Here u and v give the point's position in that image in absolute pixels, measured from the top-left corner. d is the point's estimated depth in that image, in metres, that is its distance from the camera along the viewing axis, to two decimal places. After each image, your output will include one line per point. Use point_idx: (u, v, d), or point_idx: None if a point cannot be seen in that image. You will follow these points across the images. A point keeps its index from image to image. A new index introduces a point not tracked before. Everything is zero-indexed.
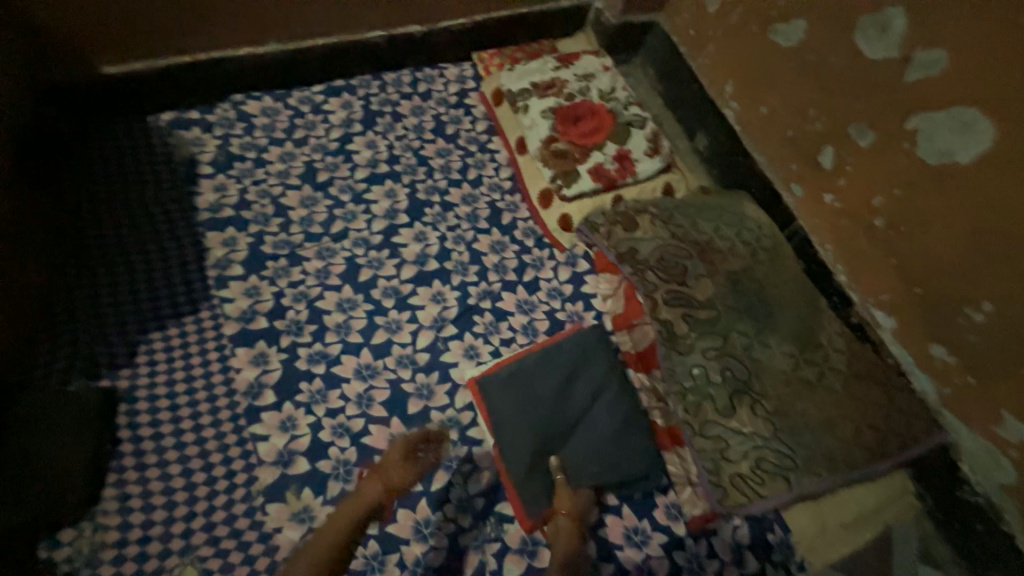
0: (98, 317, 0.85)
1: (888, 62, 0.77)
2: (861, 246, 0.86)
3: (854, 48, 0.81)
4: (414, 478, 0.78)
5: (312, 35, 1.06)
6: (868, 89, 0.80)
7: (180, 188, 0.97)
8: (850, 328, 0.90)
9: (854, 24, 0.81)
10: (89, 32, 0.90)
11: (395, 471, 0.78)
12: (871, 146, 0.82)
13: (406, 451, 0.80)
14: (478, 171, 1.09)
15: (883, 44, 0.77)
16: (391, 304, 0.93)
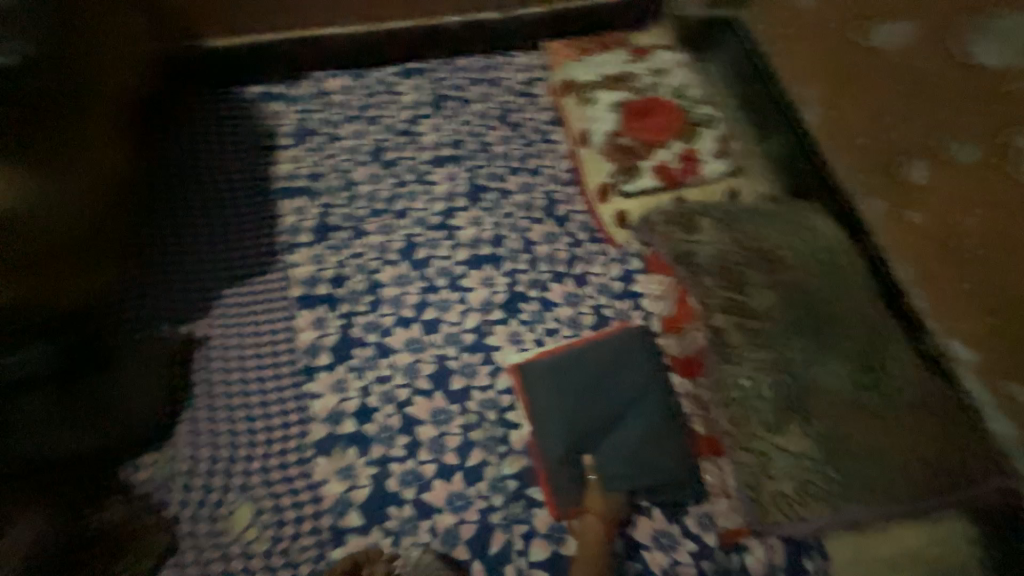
0: (185, 268, 0.94)
1: (998, 73, 0.75)
2: (943, 270, 0.81)
3: (966, 54, 0.78)
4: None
5: (394, 18, 1.10)
6: (973, 102, 0.77)
7: (262, 158, 1.05)
8: (923, 358, 0.83)
9: (966, 31, 0.78)
10: (202, 9, 1.00)
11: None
12: (970, 162, 0.78)
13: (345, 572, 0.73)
14: (538, 160, 1.10)
15: (1000, 52, 0.75)
16: (444, 284, 0.96)
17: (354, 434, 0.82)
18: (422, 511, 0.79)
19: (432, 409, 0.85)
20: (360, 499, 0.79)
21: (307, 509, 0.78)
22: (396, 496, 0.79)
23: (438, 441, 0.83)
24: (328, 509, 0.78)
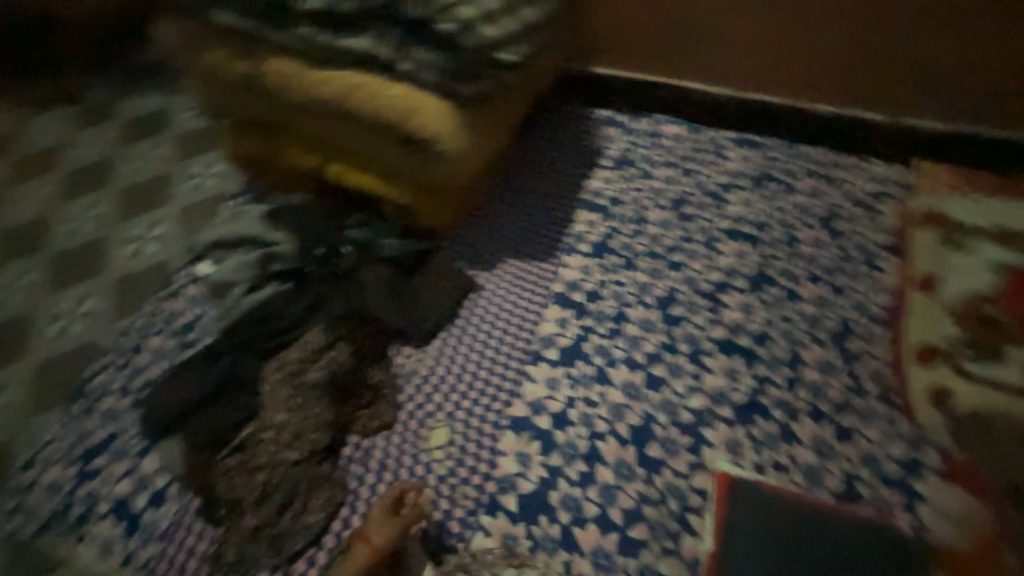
0: (494, 222, 1.11)
1: None
2: None
3: None
4: (398, 533, 0.75)
5: (762, 91, 1.16)
6: None
7: (586, 168, 1.19)
8: None
9: None
10: (608, 44, 1.19)
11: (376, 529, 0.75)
12: None
13: (389, 509, 0.76)
14: (848, 280, 0.97)
15: None
16: (685, 350, 0.92)
17: (547, 431, 0.87)
18: (566, 540, 0.78)
19: (620, 457, 0.83)
20: (523, 489, 0.82)
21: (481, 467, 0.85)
22: (552, 509, 0.80)
23: (611, 488, 0.81)
24: (497, 478, 0.84)
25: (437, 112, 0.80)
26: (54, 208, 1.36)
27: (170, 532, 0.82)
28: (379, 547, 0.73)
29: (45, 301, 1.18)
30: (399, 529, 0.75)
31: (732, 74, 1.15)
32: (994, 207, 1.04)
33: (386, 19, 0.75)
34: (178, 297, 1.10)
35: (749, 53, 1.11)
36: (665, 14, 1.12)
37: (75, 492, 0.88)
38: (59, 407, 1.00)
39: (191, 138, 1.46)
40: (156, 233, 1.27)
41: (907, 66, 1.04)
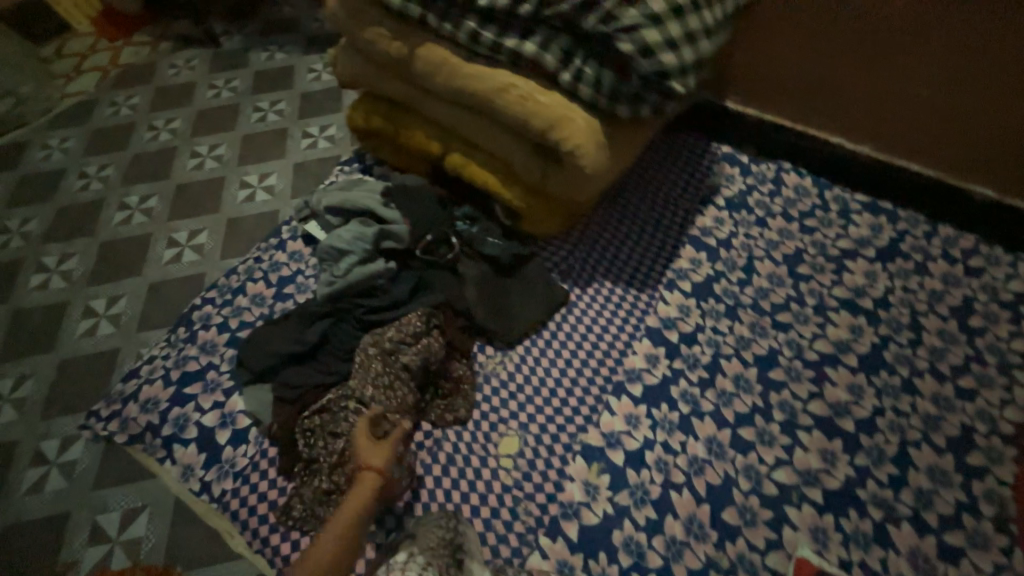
0: (596, 244, 1.09)
1: None
2: None
3: None
4: (392, 450, 0.77)
5: (912, 159, 1.06)
6: None
7: (695, 203, 1.14)
8: None
9: None
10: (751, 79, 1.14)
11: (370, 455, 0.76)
12: None
13: (373, 435, 0.78)
14: (976, 384, 0.89)
15: None
16: (779, 418, 0.87)
17: (620, 468, 0.85)
18: None
19: (693, 514, 0.80)
20: (586, 521, 0.81)
21: (546, 487, 0.84)
22: (614, 548, 0.79)
23: (680, 544, 0.78)
24: (562, 502, 0.82)
25: (585, 131, 0.77)
26: (182, 142, 1.45)
27: (245, 473, 0.86)
28: (382, 467, 0.74)
29: (165, 227, 1.26)
30: (388, 450, 0.77)
31: (886, 140, 1.06)
32: None
33: (561, 29, 0.73)
34: (282, 249, 1.14)
35: (907, 120, 1.01)
36: (833, 68, 1.03)
37: (167, 413, 0.94)
38: (167, 329, 1.08)
39: (310, 98, 1.52)
40: (267, 183, 1.32)
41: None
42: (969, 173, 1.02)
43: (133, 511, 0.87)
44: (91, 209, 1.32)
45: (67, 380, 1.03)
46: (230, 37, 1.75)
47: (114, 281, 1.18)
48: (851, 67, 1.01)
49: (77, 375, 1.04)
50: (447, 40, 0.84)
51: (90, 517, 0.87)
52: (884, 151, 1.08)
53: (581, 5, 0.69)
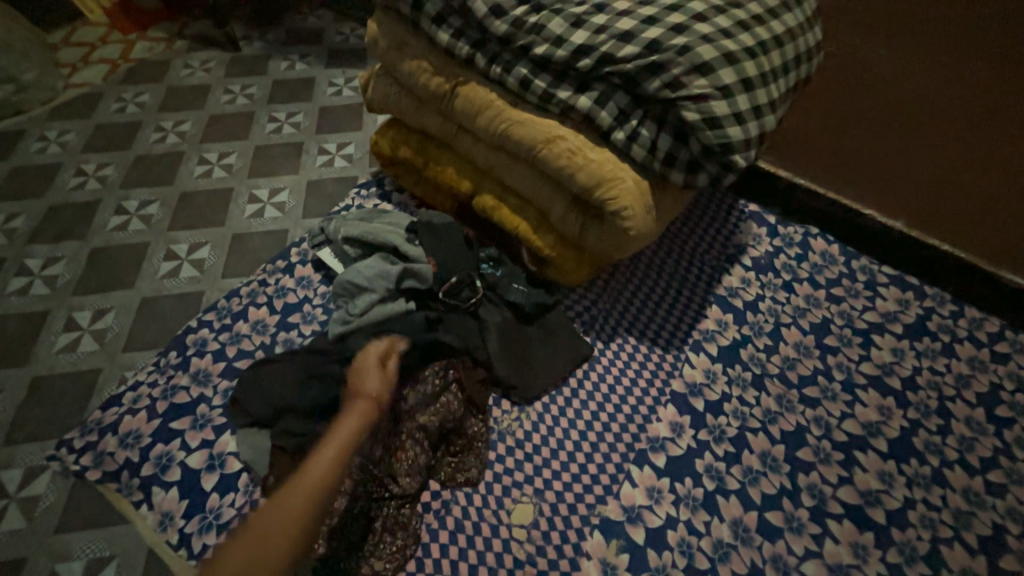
0: (619, 299, 1.05)
1: None
2: None
3: None
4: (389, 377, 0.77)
5: (942, 237, 1.04)
6: None
7: (721, 262, 1.12)
8: None
9: None
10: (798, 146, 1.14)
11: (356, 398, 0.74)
12: None
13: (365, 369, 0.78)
14: (1007, 481, 0.86)
15: None
16: (808, 504, 0.83)
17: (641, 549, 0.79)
18: None
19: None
20: None
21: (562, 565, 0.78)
22: None
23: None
24: None
25: (632, 191, 0.73)
26: (190, 147, 1.39)
27: (231, 527, 0.78)
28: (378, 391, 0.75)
29: (163, 237, 1.19)
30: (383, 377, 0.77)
31: (941, 226, 1.03)
32: None
33: (620, 87, 0.71)
34: (290, 273, 1.08)
35: (962, 203, 0.98)
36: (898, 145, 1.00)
37: (149, 450, 0.85)
38: (157, 351, 1.00)
39: (329, 113, 1.47)
40: (278, 199, 1.26)
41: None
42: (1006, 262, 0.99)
43: (99, 561, 0.78)
44: (86, 210, 1.24)
45: (40, 401, 0.94)
46: (250, 42, 1.70)
47: (102, 292, 1.09)
48: (922, 148, 0.97)
49: (51, 396, 0.95)
50: (494, 83, 0.81)
51: (48, 565, 0.78)
52: (928, 232, 1.05)
53: (644, 66, 0.67)
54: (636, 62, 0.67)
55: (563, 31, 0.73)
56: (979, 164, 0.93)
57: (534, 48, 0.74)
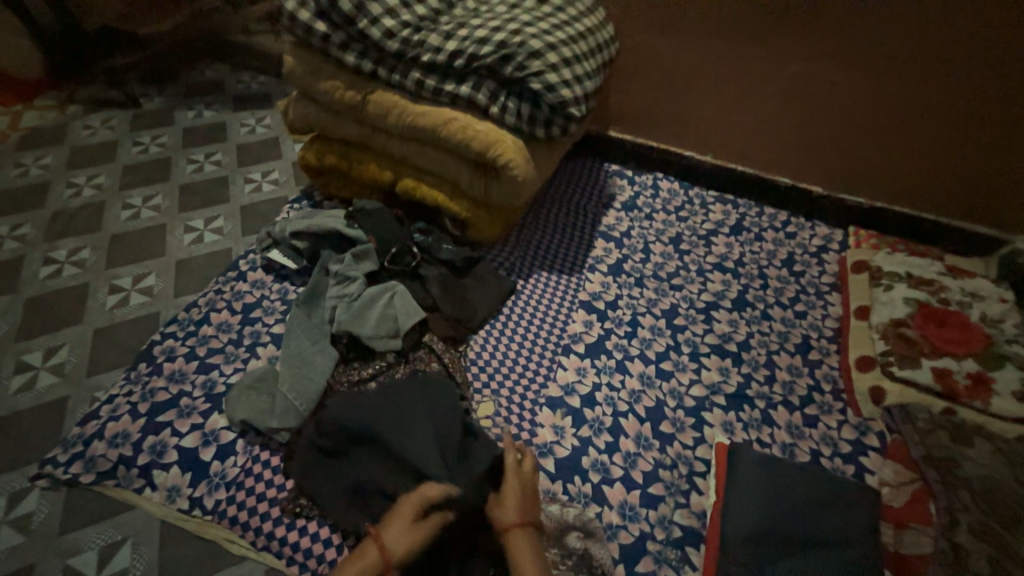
0: (527, 246, 1.33)
1: None
2: None
3: None
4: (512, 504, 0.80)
5: (765, 169, 1.43)
6: None
7: (599, 208, 1.45)
8: None
9: None
10: (656, 124, 1.47)
11: (513, 512, 0.80)
12: None
13: (533, 559, 0.75)
14: (806, 307, 1.25)
15: None
16: (686, 351, 1.14)
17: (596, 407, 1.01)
18: (597, 496, 0.92)
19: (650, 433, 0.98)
20: (559, 454, 0.97)
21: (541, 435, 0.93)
22: (585, 470, 0.95)
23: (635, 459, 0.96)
24: (538, 444, 0.98)
25: (513, 148, 1.01)
26: (110, 197, 1.45)
27: (240, 480, 0.90)
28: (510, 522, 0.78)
29: (104, 275, 1.25)
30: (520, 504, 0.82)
31: (769, 162, 1.41)
32: (916, 262, 1.22)
33: (487, 75, 1.00)
34: (243, 279, 1.21)
35: (775, 141, 1.37)
36: (727, 108, 1.36)
37: (141, 443, 0.94)
38: (125, 369, 1.07)
39: (247, 149, 1.62)
40: (214, 225, 1.38)
41: (1000, 122, 1.12)
42: (809, 179, 1.39)
43: (112, 546, 0.85)
44: (11, 268, 1.26)
45: (9, 436, 0.97)
46: (150, 98, 1.79)
47: (51, 333, 1.14)
48: (744, 108, 1.33)
49: (20, 429, 0.98)
50: (396, 88, 1.06)
51: (60, 562, 0.83)
52: (760, 167, 1.43)
53: (499, 58, 0.97)
54: (493, 56, 0.98)
55: (439, 42, 1.01)
56: (785, 110, 1.30)
57: (421, 58, 1.01)
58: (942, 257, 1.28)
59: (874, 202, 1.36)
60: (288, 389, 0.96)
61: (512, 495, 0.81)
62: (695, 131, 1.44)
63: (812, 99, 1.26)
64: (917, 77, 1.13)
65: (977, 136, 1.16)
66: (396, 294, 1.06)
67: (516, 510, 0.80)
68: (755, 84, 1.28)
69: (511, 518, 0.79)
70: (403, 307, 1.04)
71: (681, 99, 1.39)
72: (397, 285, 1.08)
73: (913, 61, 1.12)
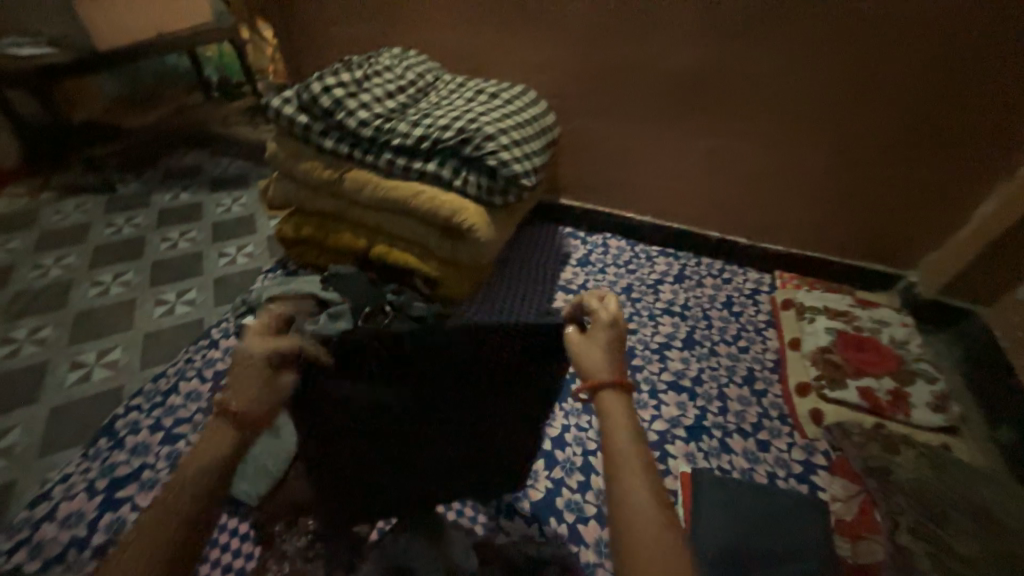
0: (495, 301, 1.43)
1: None
2: None
3: None
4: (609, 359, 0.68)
5: (714, 229, 1.59)
6: None
7: (557, 265, 1.59)
8: None
9: None
10: (611, 193, 1.63)
11: (602, 364, 0.68)
12: None
13: (621, 408, 0.62)
14: (748, 342, 1.38)
15: None
16: (646, 390, 1.23)
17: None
18: (573, 536, 0.94)
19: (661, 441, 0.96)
20: (534, 497, 0.99)
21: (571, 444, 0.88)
22: (560, 510, 0.97)
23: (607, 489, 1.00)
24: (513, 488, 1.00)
25: (477, 215, 1.16)
26: (78, 276, 1.46)
27: (207, 553, 0.88)
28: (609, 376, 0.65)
29: (66, 351, 1.24)
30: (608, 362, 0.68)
31: (716, 220, 1.57)
32: (831, 296, 1.42)
33: (450, 155, 1.16)
34: (214, 347, 1.22)
35: (717, 204, 1.52)
36: (672, 178, 1.51)
37: (97, 522, 0.89)
38: (81, 447, 1.03)
39: (222, 225, 1.70)
40: (187, 297, 1.42)
41: (886, 182, 1.31)
42: (752, 234, 1.56)
43: None
44: None
45: None
46: (126, 183, 1.88)
47: (4, 414, 1.10)
48: (686, 176, 1.50)
49: None
50: (370, 167, 1.21)
51: None
52: (708, 227, 1.59)
53: (460, 141, 1.14)
54: (454, 139, 1.15)
55: (407, 129, 1.17)
56: (721, 176, 1.46)
57: (392, 142, 1.16)
58: (853, 292, 1.47)
59: (804, 251, 1.53)
60: (261, 451, 0.96)
61: (597, 347, 0.70)
62: (646, 199, 1.60)
63: (740, 166, 1.42)
64: (829, 140, 1.29)
65: (898, 181, 1.29)
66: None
67: (604, 364, 0.68)
68: (693, 154, 1.44)
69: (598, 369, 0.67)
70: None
71: (619, 171, 1.57)
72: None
73: (820, 128, 1.28)
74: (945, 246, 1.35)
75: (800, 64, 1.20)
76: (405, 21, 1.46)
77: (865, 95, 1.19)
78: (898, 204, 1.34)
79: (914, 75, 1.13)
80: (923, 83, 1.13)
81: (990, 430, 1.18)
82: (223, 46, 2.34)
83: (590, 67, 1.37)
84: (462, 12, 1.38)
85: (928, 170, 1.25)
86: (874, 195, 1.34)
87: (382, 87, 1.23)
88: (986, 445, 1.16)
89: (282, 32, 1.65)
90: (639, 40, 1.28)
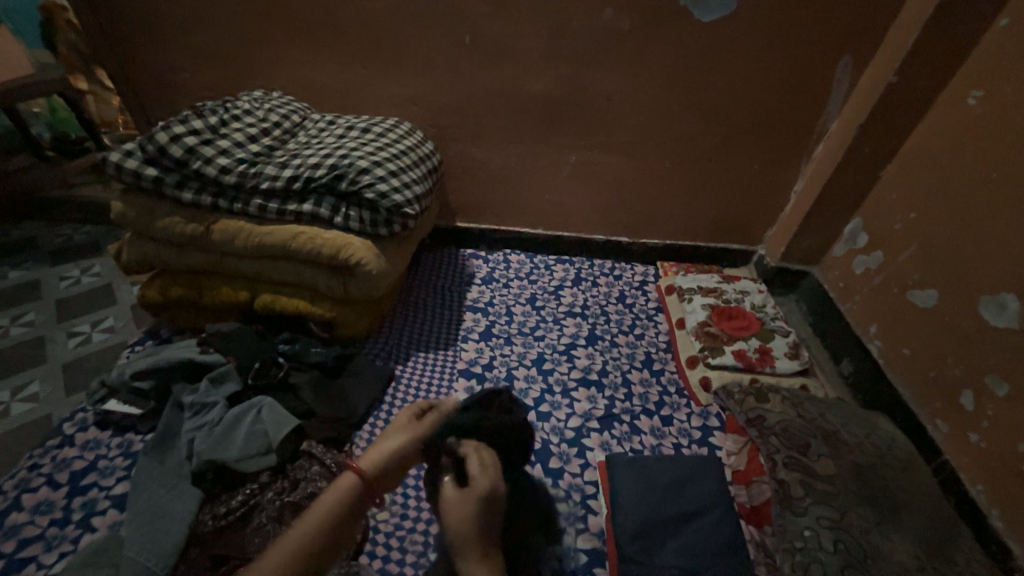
0: (398, 331, 1.39)
1: (964, 322, 1.06)
2: (995, 480, 0.95)
3: (916, 302, 1.19)
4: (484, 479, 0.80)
5: (597, 232, 1.73)
6: (955, 337, 1.07)
7: (463, 285, 1.61)
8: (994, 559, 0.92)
9: (910, 290, 1.21)
10: (501, 211, 1.71)
11: (467, 506, 0.77)
12: (973, 406, 1.01)
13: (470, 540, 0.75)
14: (642, 329, 1.51)
15: (927, 297, 1.16)
16: (559, 390, 1.28)
17: None
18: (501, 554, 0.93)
19: None
20: None
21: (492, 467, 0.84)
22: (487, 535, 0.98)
23: (516, 492, 1.02)
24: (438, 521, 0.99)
25: (363, 249, 1.13)
26: None
27: None
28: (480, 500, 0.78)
29: None
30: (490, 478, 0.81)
31: (599, 225, 1.71)
32: (700, 276, 1.61)
33: (327, 192, 1.14)
34: (70, 444, 1.06)
35: (595, 210, 1.67)
36: (552, 189, 1.63)
37: None
38: None
39: (68, 302, 1.47)
40: (26, 392, 1.21)
41: (722, 173, 1.54)
42: (632, 232, 1.72)
43: None
44: None
45: None
46: None
47: None
48: (562, 187, 1.62)
49: None
50: (239, 215, 1.14)
51: None
52: (593, 231, 1.73)
53: (334, 177, 1.13)
54: (328, 175, 1.13)
55: (275, 173, 1.12)
56: (593, 184, 1.60)
57: (260, 186, 1.11)
58: (720, 272, 1.69)
59: (675, 241, 1.73)
60: (137, 552, 0.83)
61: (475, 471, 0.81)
62: (533, 212, 1.70)
63: (606, 172, 1.57)
64: (669, 143, 1.49)
65: (729, 171, 1.53)
66: (263, 408, 1.01)
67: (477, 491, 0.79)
68: (564, 167, 1.57)
69: (460, 511, 0.76)
70: (272, 419, 0.99)
71: (502, 191, 1.65)
72: (264, 399, 1.03)
73: (662, 133, 1.47)
74: (776, 225, 1.64)
75: (634, 81, 1.37)
76: (264, 63, 1.42)
77: (694, 103, 1.40)
78: (736, 189, 1.57)
79: (723, 85, 1.36)
80: (727, 89, 1.36)
81: (836, 365, 1.41)
82: (53, 98, 2.04)
83: (458, 96, 1.44)
84: (324, 52, 1.38)
85: (749, 159, 1.50)
86: (716, 184, 1.57)
87: (243, 130, 1.18)
88: (834, 377, 1.39)
89: (119, 79, 1.49)
90: (499, 69, 1.38)
